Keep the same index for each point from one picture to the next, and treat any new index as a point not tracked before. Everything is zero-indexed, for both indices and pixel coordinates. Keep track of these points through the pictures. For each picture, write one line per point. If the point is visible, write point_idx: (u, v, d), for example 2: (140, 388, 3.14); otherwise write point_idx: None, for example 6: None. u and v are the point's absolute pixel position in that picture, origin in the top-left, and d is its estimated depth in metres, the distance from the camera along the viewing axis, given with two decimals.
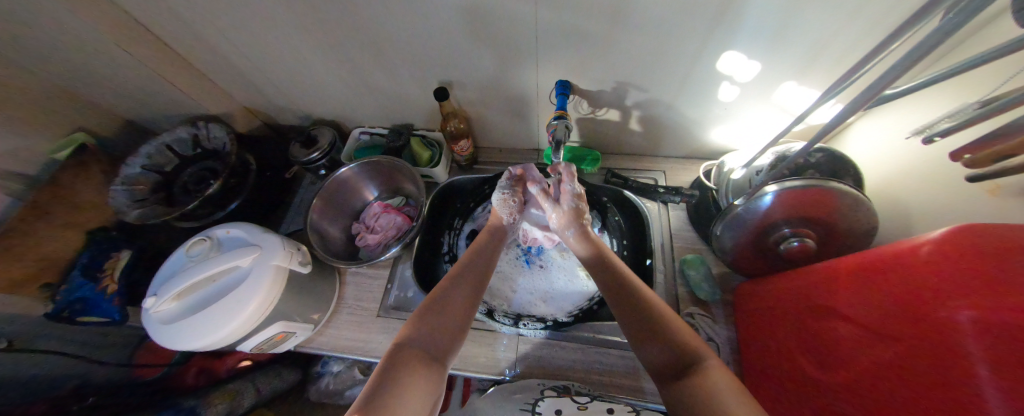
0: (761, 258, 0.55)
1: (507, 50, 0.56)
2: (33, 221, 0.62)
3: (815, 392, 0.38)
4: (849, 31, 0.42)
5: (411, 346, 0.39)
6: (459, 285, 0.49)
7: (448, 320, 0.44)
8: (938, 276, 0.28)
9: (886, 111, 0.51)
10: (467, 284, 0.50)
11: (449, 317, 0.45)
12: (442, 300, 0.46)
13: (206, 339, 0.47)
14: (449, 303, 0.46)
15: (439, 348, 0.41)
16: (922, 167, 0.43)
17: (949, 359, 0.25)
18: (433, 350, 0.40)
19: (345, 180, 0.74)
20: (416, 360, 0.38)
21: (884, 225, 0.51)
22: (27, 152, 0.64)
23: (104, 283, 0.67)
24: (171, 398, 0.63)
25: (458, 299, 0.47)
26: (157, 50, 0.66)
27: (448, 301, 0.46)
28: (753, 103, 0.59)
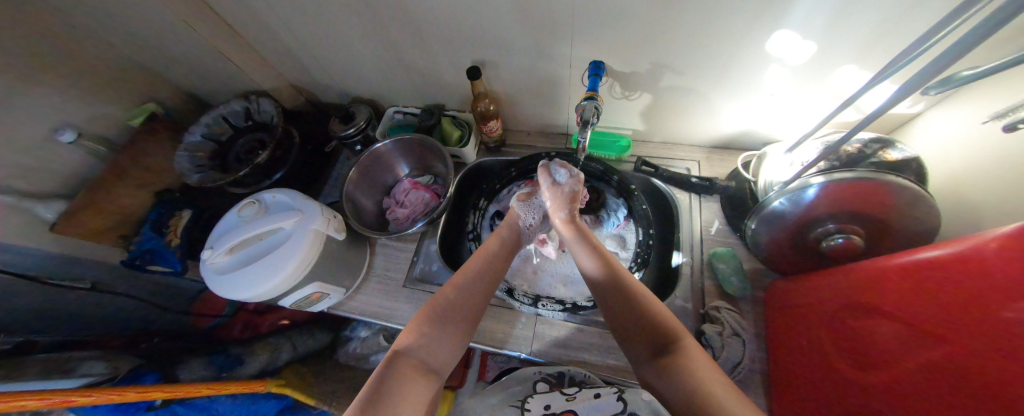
0: (800, 254, 0.52)
1: (542, 29, 0.55)
2: (113, 180, 0.71)
3: (852, 393, 0.36)
4: (926, 7, 0.38)
5: (414, 352, 0.41)
6: (468, 294, 0.50)
7: (450, 334, 0.46)
8: (1005, 273, 0.25)
9: (965, 98, 0.46)
10: (477, 292, 0.51)
11: (451, 330, 0.46)
12: (448, 309, 0.47)
13: (251, 292, 0.51)
14: (455, 316, 0.47)
15: (439, 357, 0.43)
16: (1001, 162, 0.39)
17: (1010, 365, 0.23)
18: (432, 362, 0.42)
19: (380, 155, 0.78)
20: (411, 370, 0.40)
21: (949, 226, 0.46)
22: (104, 118, 0.74)
23: (167, 238, 0.74)
24: (220, 345, 0.73)
25: (464, 309, 0.48)
26: (217, 27, 0.71)
27: (451, 315, 0.47)
28: (804, 88, 0.55)
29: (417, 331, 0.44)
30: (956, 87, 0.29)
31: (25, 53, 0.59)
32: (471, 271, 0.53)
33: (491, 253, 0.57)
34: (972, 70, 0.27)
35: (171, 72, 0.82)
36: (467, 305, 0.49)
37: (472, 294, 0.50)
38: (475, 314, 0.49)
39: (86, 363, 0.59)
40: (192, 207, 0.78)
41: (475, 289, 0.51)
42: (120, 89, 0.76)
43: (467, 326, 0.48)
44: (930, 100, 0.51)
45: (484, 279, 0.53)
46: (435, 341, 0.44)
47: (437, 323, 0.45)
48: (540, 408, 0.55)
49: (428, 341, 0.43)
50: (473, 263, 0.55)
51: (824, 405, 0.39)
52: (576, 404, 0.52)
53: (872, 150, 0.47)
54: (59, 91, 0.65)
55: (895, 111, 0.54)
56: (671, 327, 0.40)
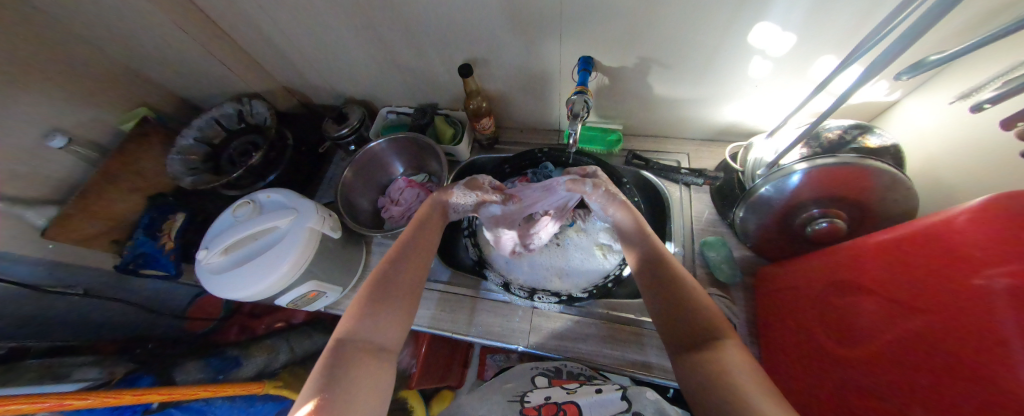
0: (787, 240, 0.54)
1: (531, 27, 0.56)
2: (105, 185, 0.70)
3: (836, 368, 0.37)
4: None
5: (359, 340, 0.40)
6: (403, 269, 0.48)
7: (393, 309, 0.44)
8: (976, 244, 0.26)
9: (937, 84, 0.48)
10: (411, 265, 0.50)
11: (393, 306, 0.44)
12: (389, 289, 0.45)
13: (247, 291, 0.51)
14: (396, 292, 0.46)
15: (388, 337, 0.42)
16: (973, 145, 0.40)
17: (984, 329, 0.24)
18: (378, 340, 0.41)
19: (374, 155, 0.79)
20: (359, 356, 0.38)
21: (927, 208, 0.48)
22: (96, 123, 0.74)
23: (161, 241, 0.74)
24: (217, 349, 0.72)
25: (405, 286, 0.47)
26: (209, 31, 0.72)
27: (390, 290, 0.45)
28: (785, 79, 0.57)
29: (355, 314, 0.42)
30: (926, 71, 0.31)
31: (15, 60, 0.59)
32: (401, 245, 0.52)
33: (420, 228, 0.56)
34: (939, 55, 0.29)
35: (163, 77, 0.82)
36: (403, 279, 0.47)
37: (406, 264, 0.49)
38: (416, 286, 0.48)
39: (80, 368, 0.59)
40: (186, 211, 0.79)
41: (408, 261, 0.50)
42: (111, 94, 0.76)
43: (408, 298, 0.46)
44: (908, 87, 0.52)
45: (419, 254, 0.52)
46: (376, 319, 0.42)
47: (375, 301, 0.43)
48: (540, 399, 0.56)
49: (369, 322, 0.41)
50: (404, 238, 0.53)
51: (812, 382, 0.40)
52: (578, 397, 0.54)
53: (851, 136, 0.48)
54: (49, 96, 0.65)
55: (874, 99, 0.56)
56: (716, 322, 0.39)
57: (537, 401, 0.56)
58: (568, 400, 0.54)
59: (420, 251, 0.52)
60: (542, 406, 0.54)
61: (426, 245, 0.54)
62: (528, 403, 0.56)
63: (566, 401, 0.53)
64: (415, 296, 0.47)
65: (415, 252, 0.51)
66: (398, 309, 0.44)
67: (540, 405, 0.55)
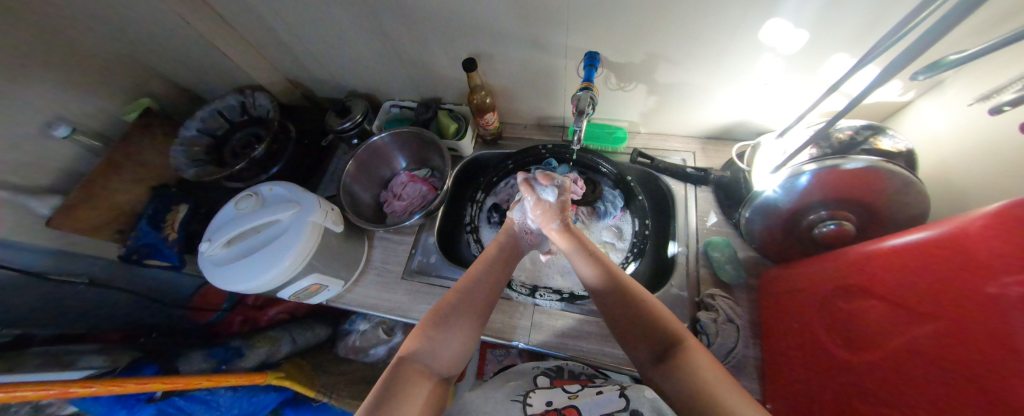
0: (793, 242, 0.53)
1: (537, 20, 0.55)
2: (109, 175, 0.70)
3: (842, 374, 0.37)
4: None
5: (418, 361, 0.42)
6: (473, 296, 0.50)
7: (456, 339, 0.46)
8: (990, 251, 0.26)
9: (953, 84, 0.47)
10: (483, 292, 0.51)
11: (457, 335, 0.46)
12: (458, 313, 0.48)
13: (250, 283, 0.52)
14: (463, 316, 0.48)
15: (444, 362, 0.44)
16: (989, 148, 0.39)
17: (996, 339, 0.23)
18: (437, 366, 0.43)
19: (378, 149, 0.78)
20: (417, 376, 0.41)
21: (939, 212, 0.47)
22: (99, 112, 0.74)
23: (165, 232, 0.74)
24: (220, 340, 0.73)
25: (472, 313, 0.49)
26: (210, 21, 0.71)
27: (457, 317, 0.47)
28: (796, 77, 0.56)
29: (423, 335, 0.45)
30: (944, 70, 0.29)
31: (17, 47, 0.59)
32: (477, 275, 0.53)
33: (491, 259, 0.56)
34: (960, 55, 0.27)
35: (166, 67, 0.81)
36: (471, 309, 0.49)
37: (476, 295, 0.51)
38: (482, 314, 0.50)
39: (86, 356, 0.59)
40: (188, 202, 0.78)
41: (479, 293, 0.51)
42: (114, 83, 0.76)
43: (472, 331, 0.47)
44: (924, 87, 0.51)
45: (489, 280, 0.53)
46: (440, 345, 0.44)
47: (442, 328, 0.46)
48: (541, 403, 0.53)
49: (433, 346, 0.44)
50: (476, 268, 0.55)
51: (817, 387, 0.40)
52: (578, 401, 0.52)
53: (863, 136, 0.47)
54: (51, 85, 0.65)
55: (887, 99, 0.55)
56: (672, 326, 0.41)
57: (538, 405, 0.53)
58: (569, 404, 0.51)
59: (492, 286, 0.53)
60: (544, 410, 0.51)
61: (499, 278, 0.55)
62: (529, 405, 0.53)
63: (567, 405, 0.51)
64: (479, 329, 0.49)
65: (488, 279, 0.53)
66: (460, 338, 0.46)
67: (541, 410, 0.52)
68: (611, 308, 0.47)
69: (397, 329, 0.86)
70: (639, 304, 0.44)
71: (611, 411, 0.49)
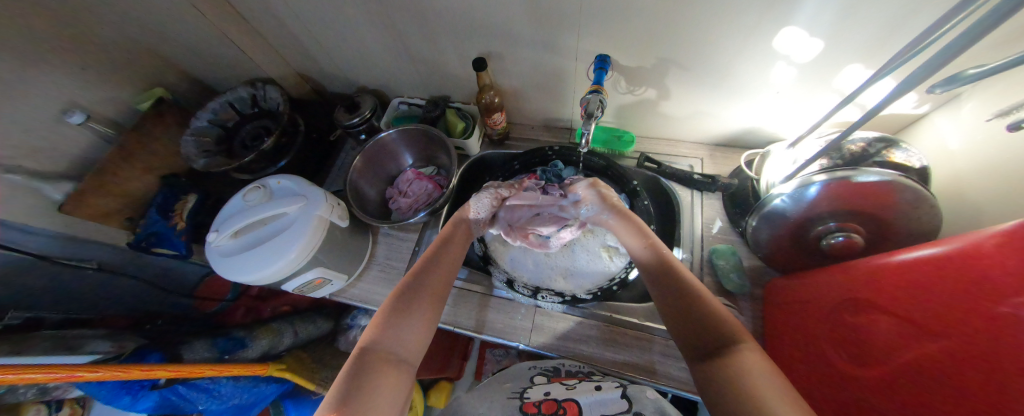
0: (800, 252, 0.53)
1: (549, 21, 0.55)
2: (120, 163, 0.71)
3: (845, 388, 0.37)
4: (935, 5, 0.38)
5: (381, 347, 0.42)
6: (426, 278, 0.50)
7: (414, 323, 0.45)
8: (1002, 269, 0.26)
9: (970, 99, 0.46)
10: (439, 275, 0.52)
11: (415, 318, 0.46)
12: (414, 296, 0.48)
13: (255, 274, 0.52)
14: (421, 298, 0.48)
15: (409, 347, 0.44)
16: (1007, 164, 0.38)
17: (1005, 358, 0.23)
18: (400, 352, 0.43)
19: (385, 145, 0.79)
20: (383, 363, 0.40)
21: (952, 228, 0.46)
22: (114, 101, 0.75)
23: (173, 221, 0.75)
24: (223, 329, 0.74)
25: (428, 294, 0.49)
26: (225, 14, 0.72)
27: (417, 301, 0.47)
28: (809, 87, 0.55)
29: (381, 323, 0.44)
30: (960, 86, 0.29)
31: (37, 35, 0.60)
32: (428, 259, 0.54)
33: (445, 243, 0.57)
34: (979, 69, 0.27)
35: (179, 58, 0.83)
36: (426, 292, 0.49)
37: (431, 278, 0.51)
38: (440, 294, 0.50)
39: (93, 341, 0.60)
40: (197, 192, 0.79)
41: (432, 275, 0.51)
42: (129, 72, 0.77)
43: (430, 312, 0.48)
44: (939, 100, 0.50)
45: (445, 263, 0.54)
46: (399, 331, 0.44)
47: (401, 313, 0.45)
48: (539, 395, 0.53)
49: (393, 332, 0.43)
50: (428, 252, 0.55)
51: (822, 400, 0.39)
52: (578, 395, 0.50)
53: (875, 149, 0.46)
54: (68, 72, 0.66)
55: (901, 111, 0.54)
56: (731, 327, 0.38)
57: (536, 397, 0.53)
58: (568, 397, 0.50)
59: (446, 268, 0.54)
60: (542, 402, 0.51)
61: (452, 260, 0.56)
62: (528, 399, 0.54)
63: (566, 398, 0.50)
64: (437, 310, 0.49)
65: (445, 261, 0.54)
66: (418, 321, 0.46)
67: (539, 401, 0.52)
68: (661, 287, 0.45)
69: None
70: (699, 299, 0.41)
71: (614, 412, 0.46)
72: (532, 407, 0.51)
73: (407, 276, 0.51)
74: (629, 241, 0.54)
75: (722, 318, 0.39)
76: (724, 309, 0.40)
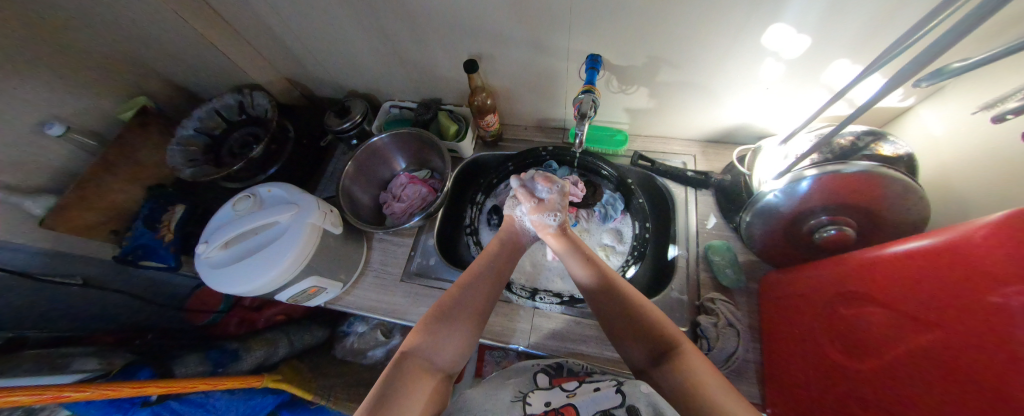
0: (793, 247, 0.53)
1: (539, 22, 0.55)
2: (104, 175, 0.69)
3: (842, 380, 0.37)
4: None
5: (420, 355, 0.42)
6: (473, 290, 0.50)
7: (456, 335, 0.45)
8: (991, 259, 0.26)
9: (954, 91, 0.47)
10: (486, 286, 0.51)
11: (457, 331, 0.45)
12: (457, 307, 0.48)
13: (247, 286, 0.51)
14: (464, 310, 0.48)
15: (447, 358, 0.44)
16: (993, 155, 0.39)
17: (995, 347, 0.23)
18: (439, 362, 0.43)
19: (378, 149, 0.78)
20: (419, 371, 0.41)
21: (939, 218, 0.47)
22: (95, 111, 0.73)
23: (161, 233, 0.73)
24: (217, 342, 0.72)
25: (472, 306, 0.48)
26: (210, 20, 0.70)
27: (460, 313, 0.47)
28: (798, 82, 0.56)
29: (423, 331, 0.44)
30: (947, 78, 0.29)
31: (10, 45, 0.58)
32: (477, 272, 0.52)
33: (491, 256, 0.56)
34: (963, 62, 0.27)
35: (163, 66, 0.81)
36: (471, 306, 0.48)
37: (477, 292, 0.50)
38: (485, 309, 0.50)
39: (79, 359, 0.59)
40: (185, 202, 0.78)
41: (480, 289, 0.51)
42: (110, 82, 0.75)
43: (472, 327, 0.47)
44: (924, 93, 0.51)
45: (495, 275, 0.53)
46: (440, 341, 0.44)
47: (443, 322, 0.45)
48: (540, 403, 0.47)
49: (434, 341, 0.44)
50: (479, 265, 0.54)
51: (819, 393, 0.40)
52: (576, 398, 0.46)
53: (864, 143, 0.47)
54: (46, 83, 0.64)
55: (888, 104, 0.55)
56: (670, 332, 0.41)
57: (537, 404, 0.47)
58: (567, 402, 0.46)
59: (494, 282, 0.53)
60: (542, 411, 0.45)
61: (500, 276, 0.54)
62: (528, 405, 0.47)
63: (564, 404, 0.46)
64: (479, 325, 0.48)
65: (495, 272, 0.53)
66: (460, 334, 0.45)
67: (540, 411, 0.46)
68: (605, 309, 0.48)
69: (396, 331, 0.86)
70: (636, 312, 0.44)
71: (607, 408, 0.43)
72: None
73: (454, 287, 0.51)
74: (573, 266, 0.52)
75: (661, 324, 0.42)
76: (662, 315, 0.44)
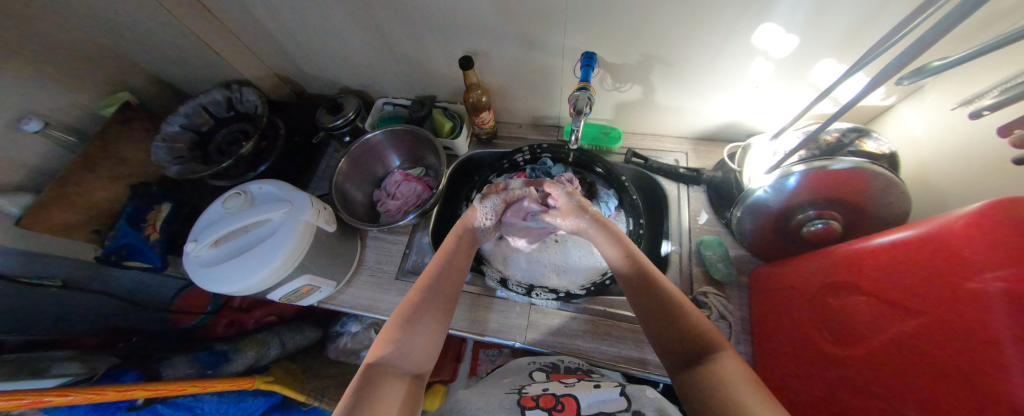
0: (781, 240, 0.54)
1: (535, 19, 0.55)
2: (83, 172, 0.67)
3: (829, 366, 0.38)
4: None
5: (387, 363, 0.41)
6: (435, 293, 0.49)
7: (422, 337, 0.45)
8: (969, 247, 0.27)
9: (934, 89, 0.49)
10: (446, 284, 0.51)
11: (422, 332, 0.45)
12: (417, 310, 0.47)
13: (238, 285, 0.50)
14: (427, 311, 0.47)
15: (416, 362, 0.43)
16: (974, 150, 0.40)
17: (978, 331, 0.25)
18: (408, 367, 0.42)
19: (370, 146, 0.77)
20: (390, 378, 0.40)
21: (919, 212, 0.49)
22: (75, 107, 0.71)
23: (146, 232, 0.71)
24: (207, 343, 0.71)
25: (434, 308, 0.48)
26: (197, 14, 0.68)
27: (423, 316, 0.46)
28: (786, 81, 0.57)
29: (388, 338, 0.43)
30: (928, 76, 0.30)
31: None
32: (437, 272, 0.52)
33: (450, 253, 0.56)
34: (943, 60, 0.28)
35: (146, 60, 0.78)
36: (435, 305, 0.48)
37: (437, 289, 0.50)
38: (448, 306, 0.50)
39: (61, 363, 0.57)
40: (171, 201, 0.76)
41: (440, 289, 0.50)
42: (92, 76, 0.72)
43: (437, 324, 0.47)
44: (904, 92, 0.53)
45: (453, 272, 0.54)
46: (409, 344, 0.43)
47: (407, 327, 0.44)
48: (537, 390, 0.50)
49: (400, 347, 0.42)
50: (435, 267, 0.53)
51: (809, 382, 0.41)
52: (578, 391, 0.47)
53: (849, 139, 0.48)
54: (24, 76, 0.61)
55: (871, 103, 0.57)
56: (710, 337, 0.40)
57: (535, 391, 0.50)
58: (567, 392, 0.47)
59: (452, 277, 0.53)
60: (541, 395, 0.48)
61: (457, 273, 0.54)
62: (527, 393, 0.50)
63: (565, 393, 0.47)
64: (444, 321, 0.48)
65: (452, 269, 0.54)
66: (427, 335, 0.45)
67: (536, 395, 0.49)
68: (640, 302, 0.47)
69: None
70: (681, 313, 0.43)
71: (612, 409, 0.43)
72: (531, 401, 0.47)
73: (411, 291, 0.50)
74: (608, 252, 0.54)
75: (698, 324, 0.41)
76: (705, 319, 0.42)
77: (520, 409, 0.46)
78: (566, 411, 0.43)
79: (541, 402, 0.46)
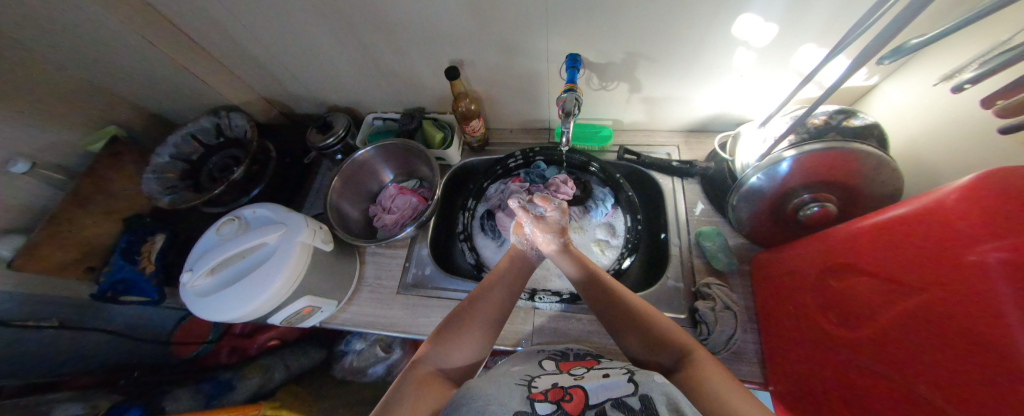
0: (779, 226, 0.54)
1: (516, 26, 0.56)
2: (75, 209, 0.67)
3: (840, 351, 0.37)
4: None
5: (425, 364, 0.42)
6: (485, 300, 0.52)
7: (466, 350, 0.46)
8: (967, 220, 0.27)
9: (916, 66, 0.49)
10: (499, 296, 0.53)
11: (466, 346, 0.46)
12: (461, 318, 0.48)
13: (239, 312, 0.49)
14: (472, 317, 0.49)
15: (457, 367, 0.45)
16: (958, 123, 0.41)
17: (981, 305, 0.24)
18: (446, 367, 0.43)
19: (363, 162, 0.77)
20: (430, 376, 0.41)
21: (911, 188, 0.49)
22: (63, 146, 0.71)
23: (141, 265, 0.70)
24: (209, 373, 0.70)
25: (481, 315, 0.50)
26: (181, 45, 0.69)
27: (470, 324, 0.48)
28: (770, 68, 0.58)
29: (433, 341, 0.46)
30: (907, 54, 0.29)
31: None
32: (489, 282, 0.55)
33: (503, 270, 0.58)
34: (919, 38, 0.28)
35: (132, 95, 0.78)
36: (485, 315, 0.50)
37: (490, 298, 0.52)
38: (499, 314, 0.51)
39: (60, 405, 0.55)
40: (165, 231, 0.75)
41: (488, 303, 0.51)
42: (76, 114, 0.72)
43: (486, 332, 0.49)
44: (886, 71, 0.54)
45: (506, 286, 0.55)
46: (453, 348, 0.45)
47: (454, 331, 0.47)
48: (546, 382, 0.42)
49: (445, 349, 0.45)
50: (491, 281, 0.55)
51: (819, 368, 0.40)
52: (586, 382, 0.40)
53: (837, 120, 0.49)
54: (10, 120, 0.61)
55: (855, 83, 0.57)
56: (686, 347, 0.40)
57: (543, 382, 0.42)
58: (576, 383, 0.40)
59: (500, 298, 0.53)
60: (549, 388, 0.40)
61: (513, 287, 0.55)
62: (534, 385, 0.42)
63: (574, 384, 0.40)
64: (486, 344, 0.48)
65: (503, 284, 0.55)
66: (473, 341, 0.47)
67: (545, 389, 0.40)
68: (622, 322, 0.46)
69: (395, 345, 0.83)
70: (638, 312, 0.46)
71: (619, 396, 0.35)
72: (539, 393, 0.39)
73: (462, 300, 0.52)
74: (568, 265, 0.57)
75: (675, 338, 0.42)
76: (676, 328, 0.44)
77: (527, 401, 0.37)
78: (576, 403, 0.36)
79: (548, 395, 0.38)
